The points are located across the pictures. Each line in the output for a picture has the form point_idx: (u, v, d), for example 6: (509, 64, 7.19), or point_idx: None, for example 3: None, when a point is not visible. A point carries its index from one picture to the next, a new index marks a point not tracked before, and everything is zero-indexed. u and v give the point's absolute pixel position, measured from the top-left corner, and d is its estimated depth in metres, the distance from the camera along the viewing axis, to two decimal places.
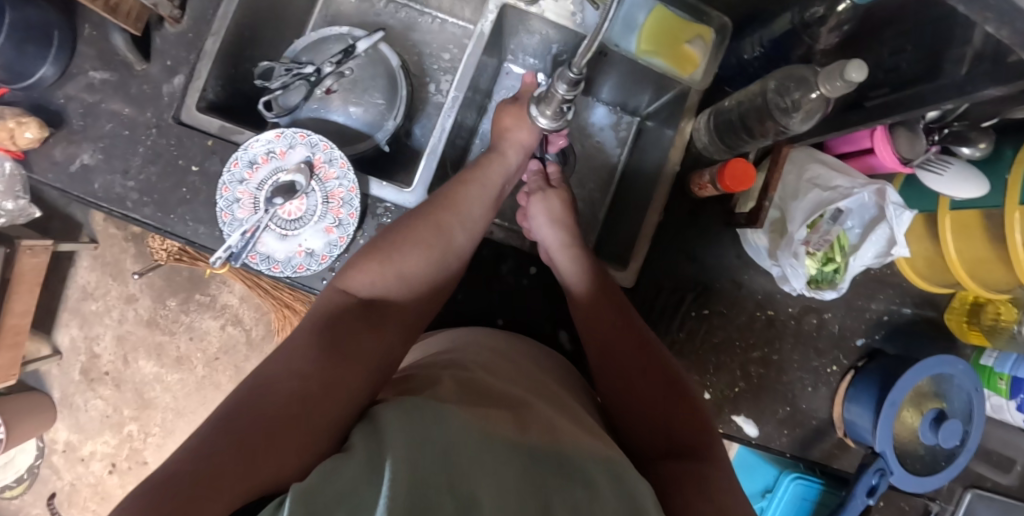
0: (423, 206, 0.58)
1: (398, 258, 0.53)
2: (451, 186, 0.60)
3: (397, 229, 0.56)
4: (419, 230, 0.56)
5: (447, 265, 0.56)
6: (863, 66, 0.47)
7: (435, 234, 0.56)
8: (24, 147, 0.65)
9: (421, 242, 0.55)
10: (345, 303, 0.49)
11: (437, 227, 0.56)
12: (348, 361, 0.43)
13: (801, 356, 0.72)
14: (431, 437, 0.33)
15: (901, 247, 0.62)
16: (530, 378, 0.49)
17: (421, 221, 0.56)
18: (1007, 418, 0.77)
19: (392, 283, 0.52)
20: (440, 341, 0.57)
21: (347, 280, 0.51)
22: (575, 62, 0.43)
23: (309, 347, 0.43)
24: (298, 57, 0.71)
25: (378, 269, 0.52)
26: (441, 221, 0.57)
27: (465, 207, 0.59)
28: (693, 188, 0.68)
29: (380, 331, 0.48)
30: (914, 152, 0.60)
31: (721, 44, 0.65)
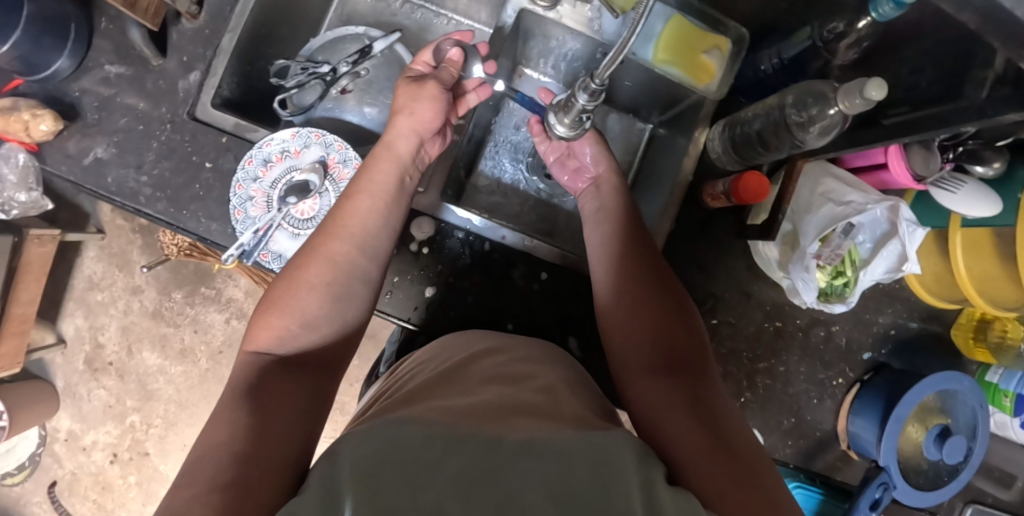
0: (314, 239, 0.56)
1: (297, 303, 0.51)
2: (341, 204, 0.58)
3: (292, 270, 0.54)
4: (315, 266, 0.54)
5: (355, 290, 0.55)
6: (883, 85, 0.47)
7: (338, 264, 0.55)
8: (39, 139, 0.65)
9: (319, 285, 0.53)
10: (260, 365, 0.47)
11: (330, 258, 0.55)
12: (279, 417, 0.42)
13: (808, 369, 0.72)
14: (390, 454, 0.33)
15: (912, 263, 0.62)
16: (506, 371, 0.49)
17: (313, 255, 0.55)
18: (1010, 435, 0.78)
19: (297, 329, 0.51)
20: (424, 355, 0.56)
21: (256, 340, 0.50)
22: (599, 73, 0.43)
23: (232, 414, 0.41)
24: (314, 56, 0.71)
25: (284, 320, 0.51)
26: (332, 244, 0.55)
27: (357, 223, 0.57)
28: (706, 199, 0.68)
29: (303, 379, 0.47)
30: (927, 170, 0.61)
31: (739, 55, 0.65)
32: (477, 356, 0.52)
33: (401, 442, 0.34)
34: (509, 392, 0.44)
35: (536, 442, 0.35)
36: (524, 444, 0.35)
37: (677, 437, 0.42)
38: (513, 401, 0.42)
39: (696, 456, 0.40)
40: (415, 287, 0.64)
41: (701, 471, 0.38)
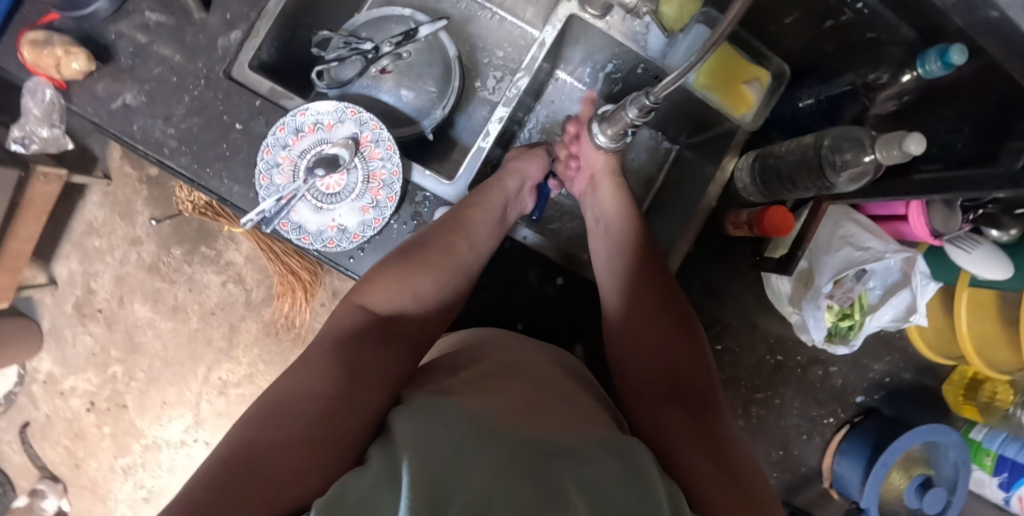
0: (432, 231, 0.59)
1: (412, 280, 0.54)
2: (457, 211, 0.60)
3: (412, 249, 0.57)
4: (432, 254, 0.57)
5: (457, 286, 0.58)
6: (922, 140, 0.47)
7: (433, 254, 0.57)
8: (69, 76, 0.64)
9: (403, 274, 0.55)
10: (361, 321, 0.50)
11: (450, 250, 0.57)
12: (365, 373, 0.44)
13: (802, 405, 0.74)
14: (438, 437, 0.34)
15: (920, 315, 0.63)
16: (531, 369, 0.49)
17: (436, 242, 0.58)
18: (986, 493, 0.79)
19: (407, 301, 0.54)
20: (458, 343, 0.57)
21: (365, 295, 0.53)
22: (654, 92, 0.43)
23: (324, 362, 0.44)
24: (358, 31, 0.70)
25: (394, 288, 0.53)
26: (454, 238, 0.58)
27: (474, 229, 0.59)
28: (728, 226, 0.68)
29: (396, 348, 0.49)
30: (947, 227, 0.62)
31: (777, 89, 0.66)
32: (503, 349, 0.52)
33: (444, 430, 0.35)
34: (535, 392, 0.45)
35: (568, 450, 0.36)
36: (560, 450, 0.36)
37: (683, 461, 0.42)
38: (539, 403, 0.43)
39: (709, 479, 0.40)
40: None
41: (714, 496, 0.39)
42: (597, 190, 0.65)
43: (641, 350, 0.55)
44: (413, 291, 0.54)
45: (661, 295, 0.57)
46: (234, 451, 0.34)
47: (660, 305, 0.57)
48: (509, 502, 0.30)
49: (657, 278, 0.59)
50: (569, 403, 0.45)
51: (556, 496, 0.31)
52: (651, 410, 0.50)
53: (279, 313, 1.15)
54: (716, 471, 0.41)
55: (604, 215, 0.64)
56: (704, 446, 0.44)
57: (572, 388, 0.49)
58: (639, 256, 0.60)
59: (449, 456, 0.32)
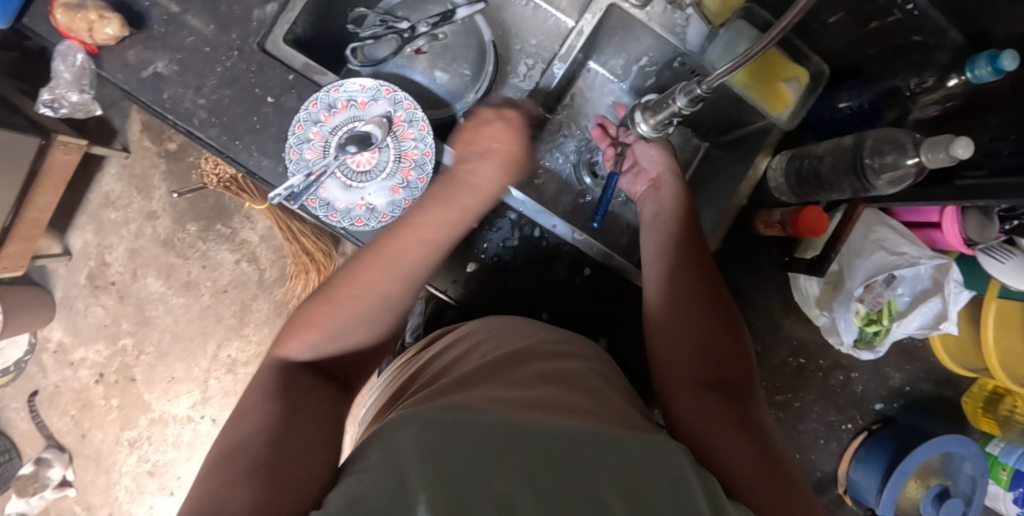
0: (364, 257, 0.56)
1: (320, 319, 0.52)
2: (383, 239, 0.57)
3: (315, 308, 0.53)
4: (329, 307, 0.53)
5: (383, 320, 0.55)
6: (969, 145, 0.47)
7: (341, 290, 0.55)
8: (101, 41, 0.64)
9: (363, 318, 0.54)
10: (284, 373, 0.48)
11: (347, 297, 0.54)
12: (308, 421, 0.43)
13: (821, 409, 0.73)
14: (458, 440, 0.34)
15: (950, 324, 0.62)
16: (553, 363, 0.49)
17: (328, 300, 0.54)
18: (999, 507, 0.79)
19: (327, 344, 0.52)
20: (477, 329, 0.57)
21: (285, 347, 0.51)
22: (707, 81, 0.42)
23: (264, 409, 0.43)
24: (394, 11, 0.70)
25: (315, 338, 0.51)
26: (371, 269, 0.56)
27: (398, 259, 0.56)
28: (759, 225, 0.68)
29: (329, 391, 0.48)
30: (982, 236, 0.61)
31: (814, 90, 0.65)
32: (526, 343, 0.53)
33: (465, 431, 0.35)
34: (558, 392, 0.45)
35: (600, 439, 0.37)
36: (593, 440, 0.36)
37: (723, 450, 0.44)
38: (566, 401, 0.43)
39: (750, 469, 0.42)
40: (458, 260, 0.64)
41: (755, 484, 0.41)
42: (658, 189, 0.64)
43: (677, 341, 0.55)
44: (338, 322, 0.53)
45: (693, 288, 0.57)
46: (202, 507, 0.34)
47: (692, 295, 0.57)
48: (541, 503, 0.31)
49: (688, 270, 0.57)
50: (590, 397, 0.45)
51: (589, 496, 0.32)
52: (689, 396, 0.50)
53: (291, 294, 1.14)
54: (758, 460, 0.43)
55: (654, 211, 0.63)
56: (742, 434, 0.45)
57: (592, 381, 0.49)
58: (673, 251, 0.59)
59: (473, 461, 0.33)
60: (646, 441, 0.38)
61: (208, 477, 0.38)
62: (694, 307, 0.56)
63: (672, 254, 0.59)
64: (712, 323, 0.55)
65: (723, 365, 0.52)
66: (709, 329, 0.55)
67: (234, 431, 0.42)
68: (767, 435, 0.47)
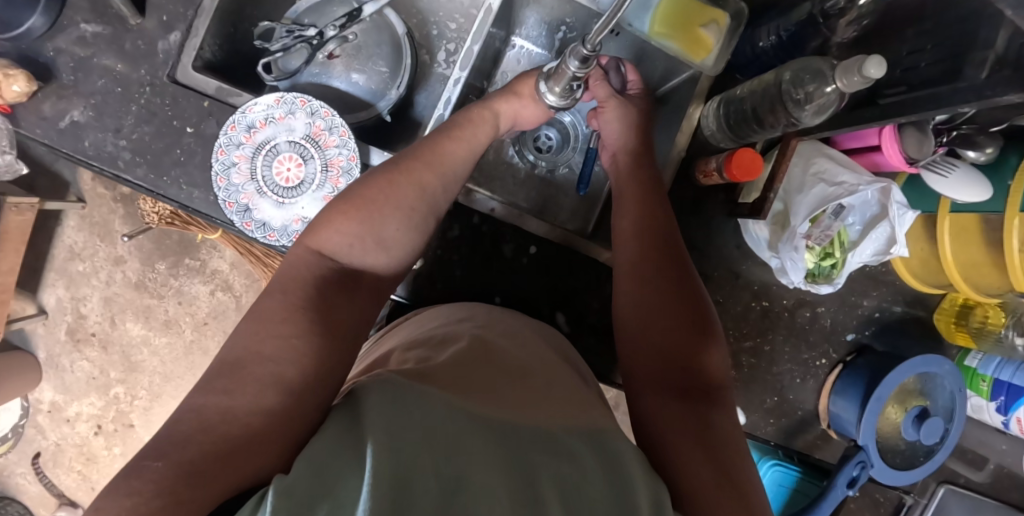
0: (403, 162, 0.55)
1: (379, 222, 0.50)
2: (437, 140, 0.57)
3: (377, 189, 0.52)
4: (403, 189, 0.53)
5: (426, 228, 0.54)
6: (882, 62, 0.46)
7: (394, 183, 0.53)
8: (12, 100, 0.62)
9: (404, 208, 0.52)
10: (321, 272, 0.47)
11: (419, 188, 0.53)
12: (333, 345, 0.43)
13: (792, 349, 0.73)
14: (414, 421, 0.35)
15: (901, 246, 0.62)
16: (518, 355, 0.49)
17: (402, 179, 0.53)
18: (985, 418, 0.79)
19: (371, 249, 0.50)
20: (443, 313, 0.56)
21: (321, 237, 0.49)
22: (590, 39, 0.43)
23: (281, 314, 0.42)
24: (300, 18, 0.69)
25: (356, 230, 0.49)
26: (423, 172, 0.54)
27: (446, 162, 0.56)
28: (698, 175, 0.67)
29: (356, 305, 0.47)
30: (921, 152, 0.59)
31: (736, 30, 0.64)
32: (494, 332, 0.53)
33: (422, 417, 0.36)
34: (520, 397, 0.43)
35: (549, 439, 0.38)
36: (541, 439, 0.38)
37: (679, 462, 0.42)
38: (526, 399, 0.43)
39: (699, 471, 0.41)
40: None
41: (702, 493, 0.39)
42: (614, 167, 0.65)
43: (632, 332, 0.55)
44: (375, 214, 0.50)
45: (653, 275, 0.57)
46: (182, 428, 0.34)
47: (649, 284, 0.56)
48: (484, 494, 0.31)
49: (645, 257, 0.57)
50: (559, 391, 0.45)
51: (533, 496, 0.33)
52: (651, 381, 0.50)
53: None
54: (707, 457, 0.42)
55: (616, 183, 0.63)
56: (695, 442, 0.43)
57: (557, 371, 0.49)
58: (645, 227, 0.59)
59: (429, 448, 0.34)
60: (603, 452, 0.38)
61: (206, 382, 0.38)
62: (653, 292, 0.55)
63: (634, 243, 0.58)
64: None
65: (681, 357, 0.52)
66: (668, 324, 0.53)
67: (239, 333, 0.41)
68: (723, 435, 0.45)
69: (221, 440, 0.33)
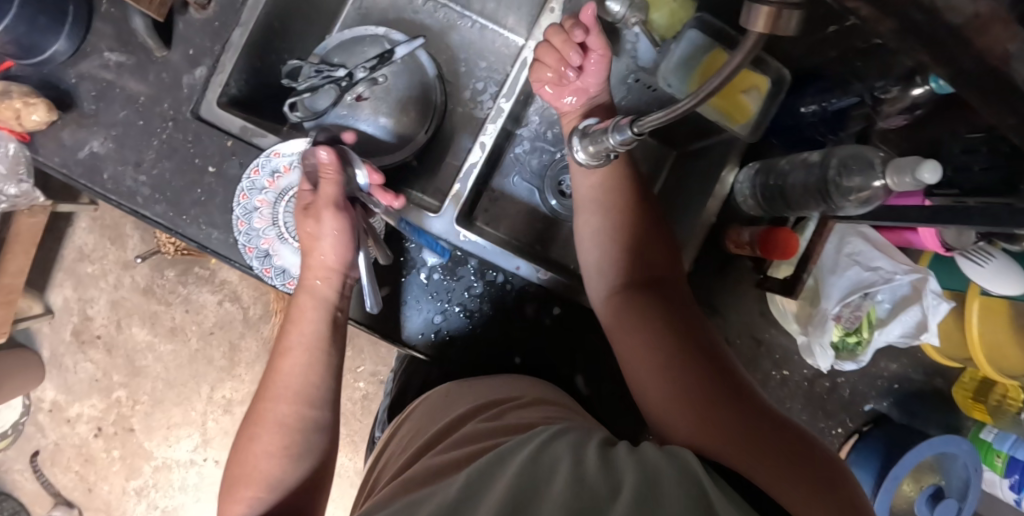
0: (254, 401, 0.54)
1: (257, 473, 0.50)
2: (273, 359, 0.55)
3: (243, 436, 0.52)
4: (266, 437, 0.51)
5: (307, 431, 0.52)
6: (938, 168, 0.44)
7: (261, 423, 0.52)
8: (31, 128, 0.60)
9: (275, 453, 0.50)
10: None
11: (273, 422, 0.51)
12: None
13: (809, 418, 0.72)
14: None
15: (931, 335, 0.61)
16: (468, 425, 0.47)
17: (252, 428, 0.52)
18: (997, 493, 0.79)
19: (264, 499, 0.49)
20: (410, 428, 0.54)
21: None
22: (640, 123, 0.41)
23: None
24: (329, 55, 0.67)
25: (246, 495, 0.49)
26: (268, 409, 0.52)
27: (285, 384, 0.53)
28: (729, 244, 0.66)
29: None
30: (959, 241, 0.59)
31: (777, 97, 0.63)
32: (456, 412, 0.51)
33: None
34: (473, 448, 0.42)
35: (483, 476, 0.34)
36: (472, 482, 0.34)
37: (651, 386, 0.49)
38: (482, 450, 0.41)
39: (668, 388, 0.47)
40: (423, 315, 0.62)
41: (671, 406, 0.47)
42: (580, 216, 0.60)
43: (602, 272, 0.58)
44: (258, 455, 0.50)
45: (613, 227, 0.58)
46: None
47: (608, 239, 0.58)
48: None
49: (611, 207, 0.58)
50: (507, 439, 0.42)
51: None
52: (620, 303, 0.55)
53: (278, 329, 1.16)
54: (675, 365, 0.48)
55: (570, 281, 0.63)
56: (667, 353, 0.49)
57: (515, 421, 0.46)
58: (601, 205, 0.59)
59: None
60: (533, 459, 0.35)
61: None
62: (615, 236, 0.58)
63: (598, 208, 0.59)
64: (646, 321, 0.52)
65: (649, 277, 0.56)
66: (629, 255, 0.57)
67: None
68: (692, 342, 0.50)
69: None
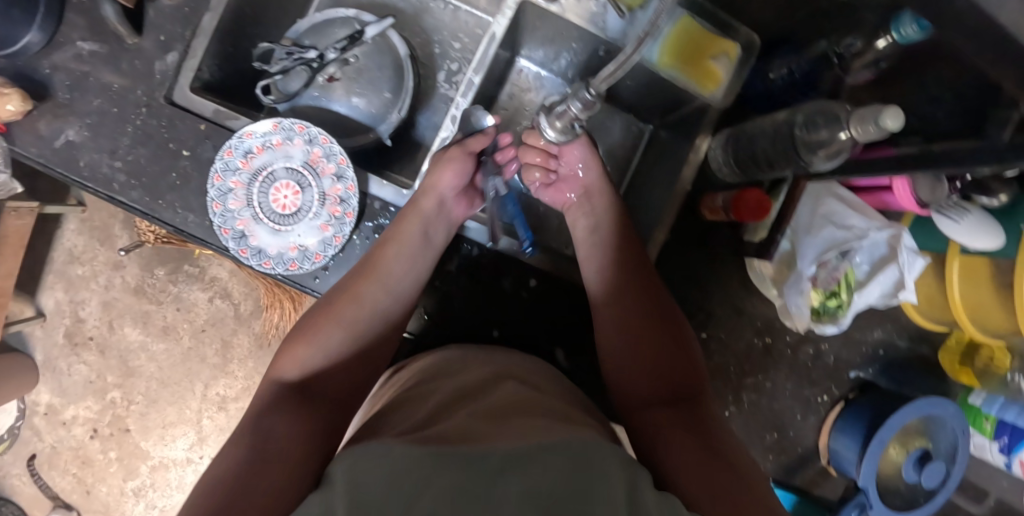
0: (341, 281, 0.58)
1: (317, 339, 0.54)
2: (373, 248, 0.58)
3: (319, 306, 0.57)
4: (336, 309, 0.56)
5: (371, 327, 0.56)
6: (900, 113, 0.43)
7: (339, 295, 0.56)
8: (6, 118, 0.60)
9: (341, 322, 0.55)
10: (276, 394, 0.51)
11: (354, 299, 0.56)
12: (303, 444, 0.45)
13: (794, 386, 0.72)
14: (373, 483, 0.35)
15: (909, 292, 0.60)
16: (491, 391, 0.48)
17: (339, 296, 0.56)
18: (987, 458, 0.77)
19: (313, 360, 0.53)
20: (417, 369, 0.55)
21: (277, 367, 0.53)
22: (596, 83, 0.41)
23: (240, 436, 0.46)
24: (300, 38, 0.67)
25: (303, 351, 0.53)
26: (360, 286, 0.56)
27: (387, 271, 0.57)
28: (705, 211, 0.66)
29: (319, 408, 0.50)
30: (933, 196, 0.58)
31: (748, 62, 0.62)
32: (470, 375, 0.51)
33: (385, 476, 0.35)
34: (493, 419, 0.43)
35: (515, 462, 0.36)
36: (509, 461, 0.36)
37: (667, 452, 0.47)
38: (506, 430, 0.41)
39: (683, 457, 0.46)
40: None
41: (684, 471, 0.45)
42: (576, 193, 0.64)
43: (615, 355, 0.57)
44: (329, 326, 0.55)
45: (634, 294, 0.59)
46: None
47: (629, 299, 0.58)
48: None
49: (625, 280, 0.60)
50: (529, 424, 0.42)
51: None
52: (636, 401, 0.54)
53: (269, 324, 1.16)
54: (692, 443, 0.47)
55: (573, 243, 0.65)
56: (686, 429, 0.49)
57: (540, 406, 0.46)
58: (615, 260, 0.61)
59: None
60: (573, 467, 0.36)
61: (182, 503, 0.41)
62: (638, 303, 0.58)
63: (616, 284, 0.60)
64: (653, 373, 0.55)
65: (668, 373, 0.55)
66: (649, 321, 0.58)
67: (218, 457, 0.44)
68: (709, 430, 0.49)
69: None
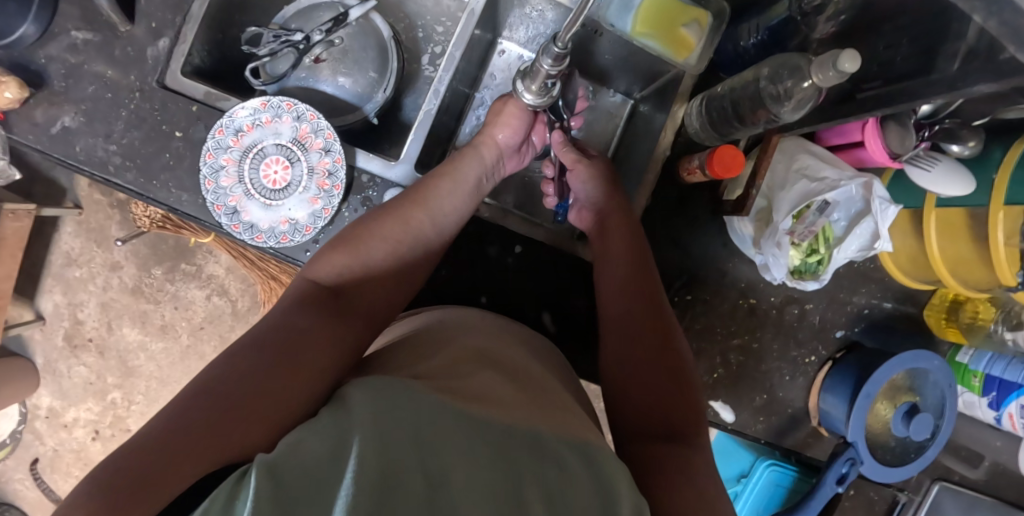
0: (394, 201, 0.59)
1: (365, 251, 0.55)
2: (428, 180, 0.62)
3: (367, 221, 0.57)
4: (390, 225, 0.57)
5: (414, 254, 0.58)
6: (855, 56, 0.46)
7: (388, 214, 0.58)
8: (3, 106, 0.62)
9: (390, 239, 0.57)
10: (310, 290, 0.50)
11: (405, 222, 0.58)
12: (328, 345, 0.45)
13: (781, 346, 0.73)
14: (402, 407, 0.35)
15: (884, 242, 0.62)
16: (506, 361, 0.48)
17: (390, 213, 0.58)
18: (978, 414, 0.79)
19: (357, 273, 0.54)
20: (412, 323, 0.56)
21: (314, 269, 0.53)
22: (561, 35, 0.43)
23: (276, 317, 0.46)
24: (287, 23, 0.70)
25: (344, 260, 0.54)
26: (413, 210, 0.59)
27: (438, 204, 0.60)
28: (683, 173, 0.68)
29: (349, 319, 0.50)
30: (903, 146, 0.60)
31: (718, 29, 0.64)
32: (483, 339, 0.51)
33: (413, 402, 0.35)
34: (512, 392, 0.43)
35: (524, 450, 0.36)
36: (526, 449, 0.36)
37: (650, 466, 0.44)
38: (513, 411, 0.41)
39: (664, 474, 0.43)
40: None
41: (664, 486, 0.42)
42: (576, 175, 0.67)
43: (622, 351, 0.56)
44: (371, 244, 0.56)
45: (649, 302, 0.58)
46: (174, 411, 0.36)
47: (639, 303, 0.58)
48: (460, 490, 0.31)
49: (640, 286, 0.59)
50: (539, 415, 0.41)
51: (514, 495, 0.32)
52: (629, 409, 0.52)
53: None
54: (679, 462, 0.45)
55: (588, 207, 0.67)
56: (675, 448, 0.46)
57: (553, 391, 0.46)
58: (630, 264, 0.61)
59: (417, 445, 0.33)
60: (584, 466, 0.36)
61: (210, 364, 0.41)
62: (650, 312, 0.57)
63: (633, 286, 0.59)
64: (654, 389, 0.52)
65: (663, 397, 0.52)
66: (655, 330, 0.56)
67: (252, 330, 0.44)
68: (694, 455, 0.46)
69: (212, 416, 0.35)
